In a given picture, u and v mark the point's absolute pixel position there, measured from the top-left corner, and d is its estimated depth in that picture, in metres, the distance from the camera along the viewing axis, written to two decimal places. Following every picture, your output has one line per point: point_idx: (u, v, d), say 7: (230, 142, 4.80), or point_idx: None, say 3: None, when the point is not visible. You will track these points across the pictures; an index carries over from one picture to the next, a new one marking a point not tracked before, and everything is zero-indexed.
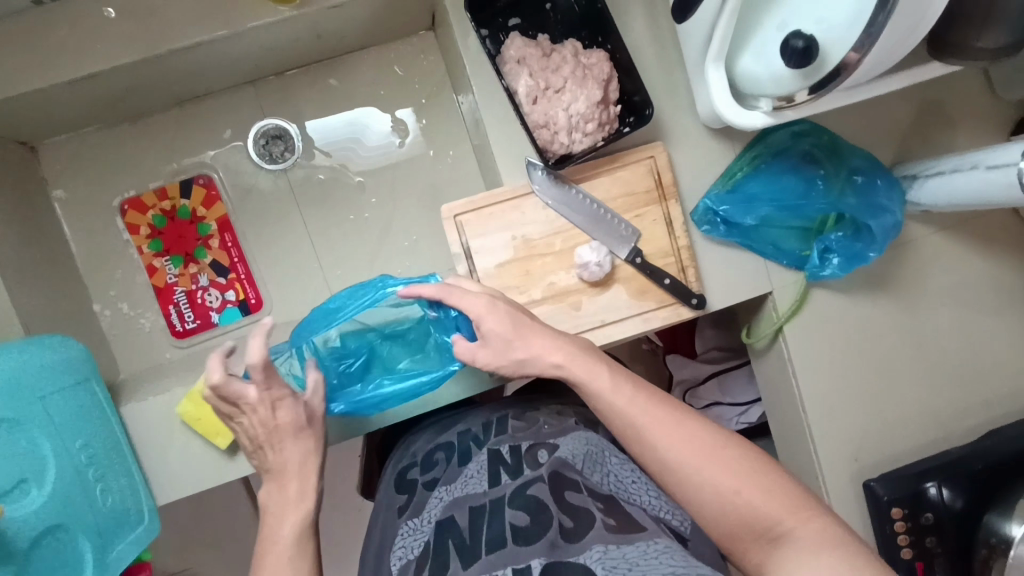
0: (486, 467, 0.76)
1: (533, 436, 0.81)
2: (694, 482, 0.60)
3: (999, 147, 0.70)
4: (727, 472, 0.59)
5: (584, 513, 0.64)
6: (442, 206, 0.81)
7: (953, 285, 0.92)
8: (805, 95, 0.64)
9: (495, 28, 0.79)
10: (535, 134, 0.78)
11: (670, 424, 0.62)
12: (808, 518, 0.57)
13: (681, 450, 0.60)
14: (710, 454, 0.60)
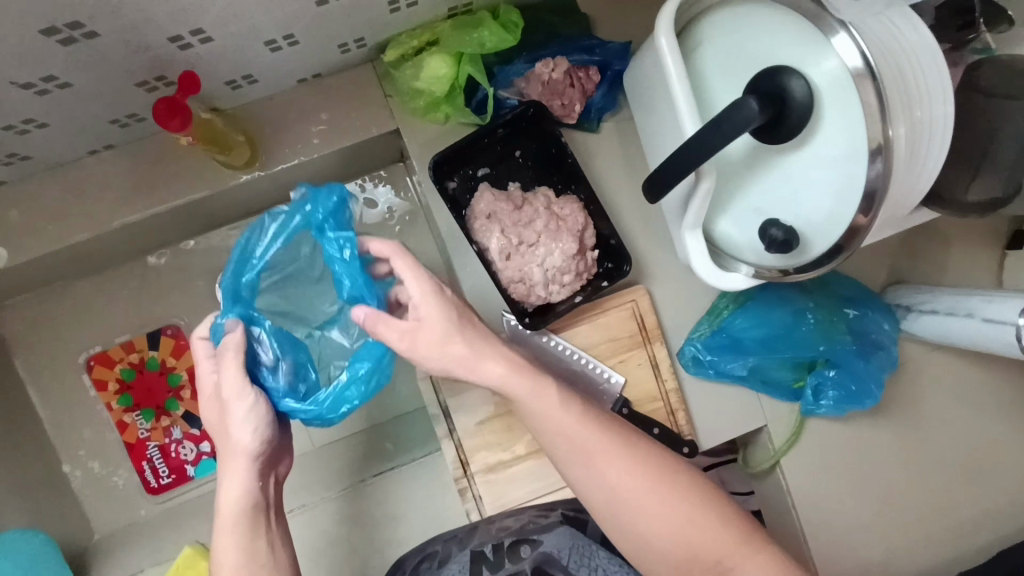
0: (466, 564, 0.70)
1: (521, 526, 0.72)
2: (645, 523, 0.55)
3: (995, 300, 0.68)
4: (676, 520, 0.55)
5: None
6: (418, 364, 0.78)
7: (959, 401, 0.88)
8: (789, 271, 0.60)
9: (464, 179, 0.77)
10: (511, 290, 0.75)
11: (603, 454, 0.57)
12: (756, 549, 0.56)
13: (619, 454, 0.57)
14: (651, 486, 0.56)
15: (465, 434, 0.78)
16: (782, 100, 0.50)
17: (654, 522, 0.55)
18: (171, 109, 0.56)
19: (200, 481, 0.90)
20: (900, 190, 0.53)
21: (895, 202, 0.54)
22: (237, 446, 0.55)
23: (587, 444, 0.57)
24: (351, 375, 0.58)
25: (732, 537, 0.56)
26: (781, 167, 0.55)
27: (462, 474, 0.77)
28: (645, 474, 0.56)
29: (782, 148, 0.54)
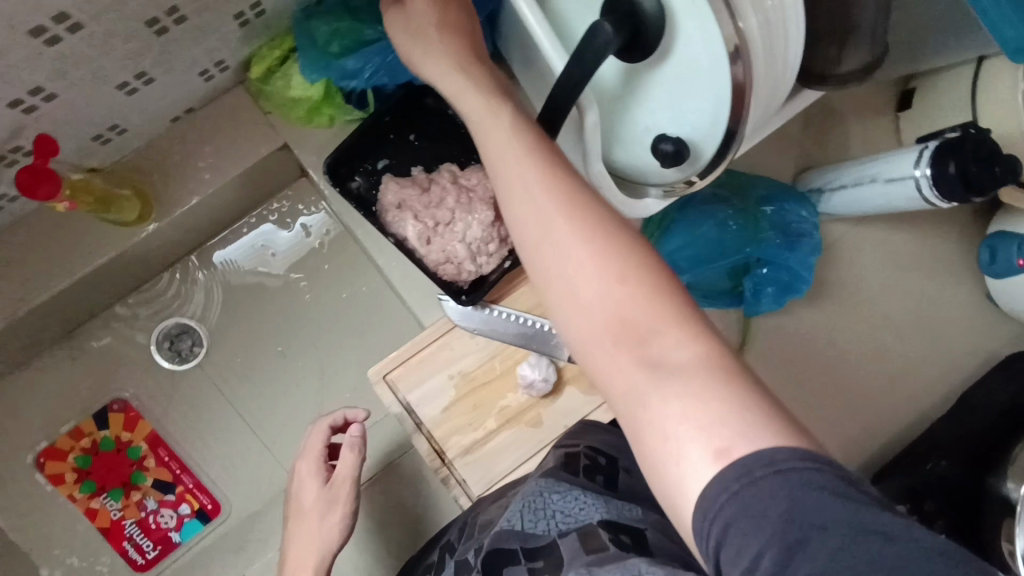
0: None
1: (488, 518, 0.67)
2: (567, 301, 0.40)
3: (891, 159, 0.70)
4: (587, 255, 0.39)
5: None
6: (369, 370, 0.77)
7: (887, 267, 0.93)
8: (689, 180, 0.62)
9: (365, 176, 0.75)
10: (440, 272, 0.75)
11: (540, 212, 0.40)
12: (699, 333, 0.37)
13: (549, 186, 0.41)
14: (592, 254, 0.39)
15: (433, 425, 0.77)
16: (636, 13, 0.51)
17: (577, 297, 0.39)
18: (36, 175, 0.55)
19: (188, 544, 0.88)
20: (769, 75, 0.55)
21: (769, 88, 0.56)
22: (324, 542, 0.67)
23: (519, 176, 0.42)
24: None
25: (672, 304, 0.38)
26: (656, 82, 0.57)
27: (440, 462, 0.78)
28: (586, 234, 0.39)
29: (652, 63, 0.56)
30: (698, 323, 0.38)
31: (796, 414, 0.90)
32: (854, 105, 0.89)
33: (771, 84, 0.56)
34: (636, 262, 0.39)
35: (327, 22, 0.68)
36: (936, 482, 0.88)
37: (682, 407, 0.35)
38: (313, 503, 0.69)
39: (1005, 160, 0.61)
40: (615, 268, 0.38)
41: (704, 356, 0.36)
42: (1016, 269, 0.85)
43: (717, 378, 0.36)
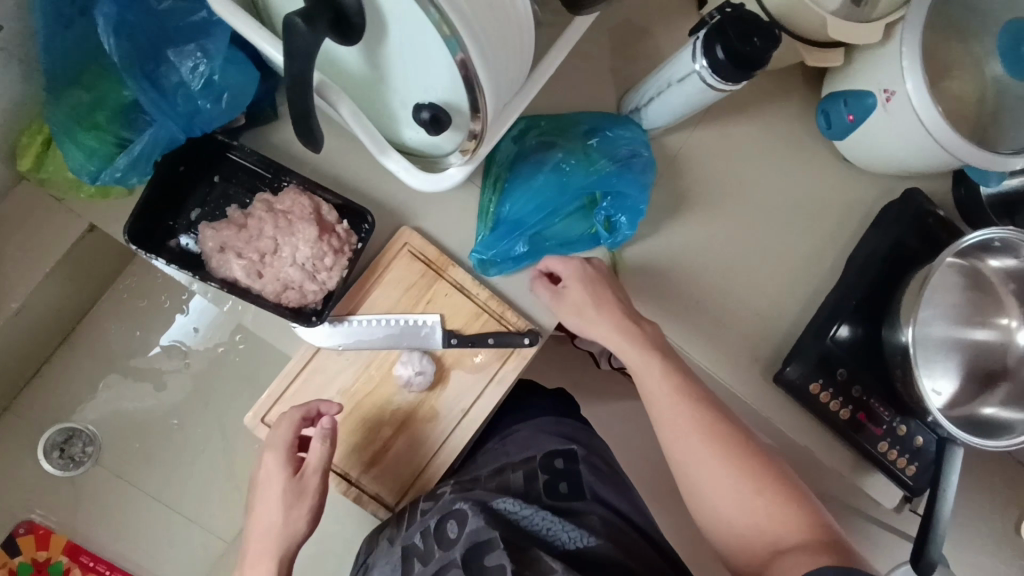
0: (398, 556, 0.72)
1: (439, 499, 0.75)
2: (659, 407, 0.72)
3: (675, 60, 0.69)
4: (719, 451, 0.69)
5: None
6: (244, 416, 0.75)
7: (741, 160, 0.93)
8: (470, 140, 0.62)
9: (180, 231, 0.73)
10: (285, 301, 0.74)
11: (691, 433, 0.70)
12: (814, 529, 0.64)
13: (694, 424, 0.70)
14: (674, 396, 0.72)
15: None
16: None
17: (660, 400, 0.72)
18: None
19: None
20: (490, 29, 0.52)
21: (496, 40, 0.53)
22: (288, 535, 0.68)
23: (671, 407, 0.71)
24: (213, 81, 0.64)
25: (807, 528, 0.65)
26: (387, 55, 0.56)
27: (347, 484, 0.77)
28: (725, 450, 0.69)
29: (372, 38, 0.54)
30: (819, 531, 0.64)
31: (691, 326, 0.91)
32: (657, 13, 0.88)
33: (500, 31, 0.54)
34: (724, 427, 0.70)
35: (74, 106, 0.64)
36: (840, 349, 0.89)
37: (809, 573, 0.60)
38: (281, 498, 0.68)
39: (772, 30, 0.60)
40: (660, 349, 0.75)
41: (821, 542, 0.63)
42: (849, 126, 0.85)
43: (826, 544, 0.62)
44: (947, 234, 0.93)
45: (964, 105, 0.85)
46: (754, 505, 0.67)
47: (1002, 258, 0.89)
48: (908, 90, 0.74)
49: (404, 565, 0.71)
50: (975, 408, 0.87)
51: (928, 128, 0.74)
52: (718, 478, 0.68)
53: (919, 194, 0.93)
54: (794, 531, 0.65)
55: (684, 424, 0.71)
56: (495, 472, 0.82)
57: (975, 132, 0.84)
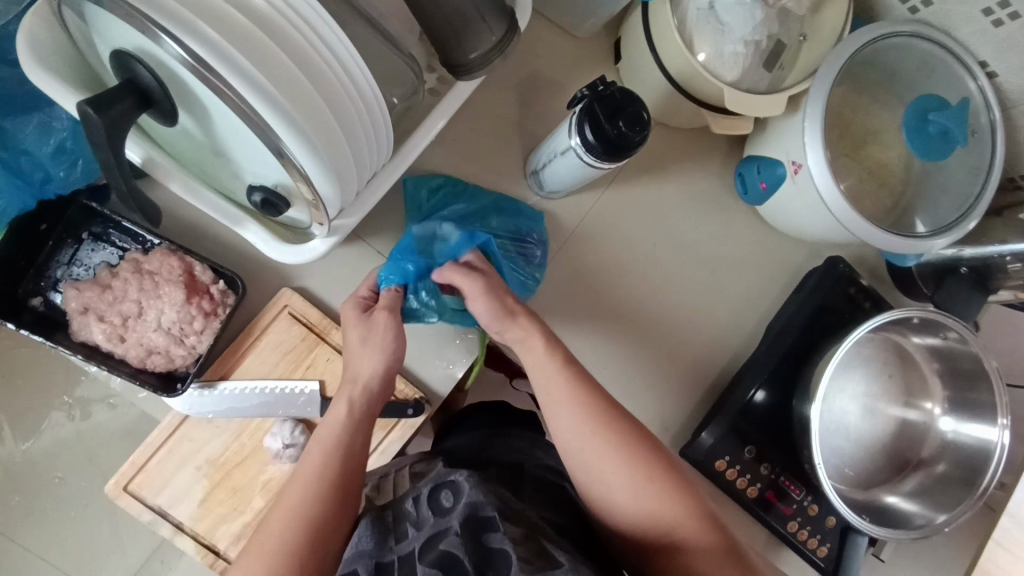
0: (385, 521, 0.62)
1: (436, 471, 0.66)
2: (557, 413, 0.66)
3: (559, 133, 0.66)
4: (599, 436, 0.64)
5: (502, 559, 0.54)
6: (106, 484, 0.72)
7: (660, 219, 0.88)
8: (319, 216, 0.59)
9: (44, 289, 0.71)
10: (150, 366, 0.71)
11: (571, 413, 0.65)
12: (703, 524, 0.62)
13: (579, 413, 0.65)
14: (573, 399, 0.65)
15: (192, 522, 0.73)
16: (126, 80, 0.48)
17: (559, 409, 0.66)
18: None
19: None
20: (318, 119, 0.50)
21: (327, 130, 0.50)
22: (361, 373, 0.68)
23: (552, 388, 0.67)
24: (63, 148, 0.63)
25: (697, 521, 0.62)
26: (212, 136, 0.53)
27: (214, 556, 0.73)
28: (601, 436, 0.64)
29: (192, 120, 0.52)
30: (708, 525, 0.62)
31: (612, 384, 0.86)
32: (567, 66, 0.85)
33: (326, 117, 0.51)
34: (622, 427, 0.65)
35: None
36: (750, 421, 0.85)
37: None
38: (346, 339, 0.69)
39: (641, 113, 0.57)
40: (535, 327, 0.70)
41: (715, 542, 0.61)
42: (763, 193, 0.81)
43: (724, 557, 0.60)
44: (869, 304, 0.89)
45: (888, 174, 0.80)
46: (651, 509, 0.62)
47: (925, 337, 0.83)
48: (810, 165, 0.70)
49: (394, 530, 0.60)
50: (880, 494, 0.83)
51: (829, 205, 0.70)
52: (616, 481, 0.63)
53: (843, 262, 0.89)
54: (687, 522, 0.61)
55: (584, 428, 0.64)
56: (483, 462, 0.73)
57: (896, 204, 0.79)
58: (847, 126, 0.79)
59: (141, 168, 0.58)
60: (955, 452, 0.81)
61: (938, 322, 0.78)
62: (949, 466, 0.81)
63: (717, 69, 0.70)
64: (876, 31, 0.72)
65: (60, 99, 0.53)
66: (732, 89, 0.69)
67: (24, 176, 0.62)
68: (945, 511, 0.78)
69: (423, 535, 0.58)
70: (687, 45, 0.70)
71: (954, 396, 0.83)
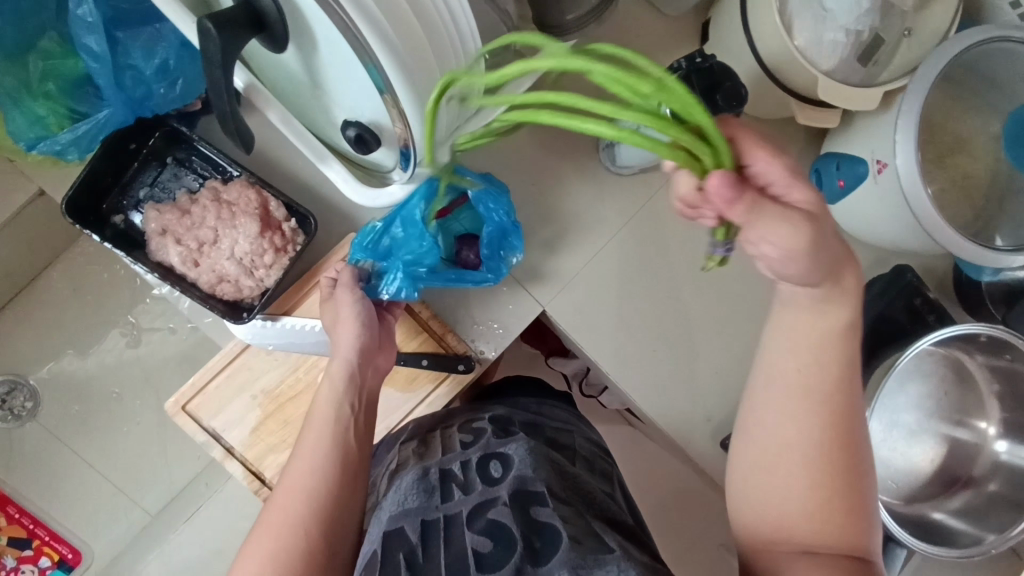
0: (435, 479, 0.66)
1: (484, 440, 0.70)
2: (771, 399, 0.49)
3: None
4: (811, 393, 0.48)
5: (553, 532, 0.58)
6: (166, 401, 0.75)
7: None
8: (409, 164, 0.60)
9: (127, 208, 0.74)
10: (219, 293, 0.73)
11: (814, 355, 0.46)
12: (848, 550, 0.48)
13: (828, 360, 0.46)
14: (806, 394, 0.47)
15: (242, 448, 0.75)
16: (244, 3, 0.49)
17: (794, 369, 0.47)
18: None
19: None
20: (421, 60, 0.50)
21: (428, 70, 0.51)
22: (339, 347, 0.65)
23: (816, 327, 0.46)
24: (162, 66, 0.63)
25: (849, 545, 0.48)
26: (313, 69, 0.54)
27: (259, 483, 0.75)
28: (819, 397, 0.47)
29: (298, 51, 0.53)
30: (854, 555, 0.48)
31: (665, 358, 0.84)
32: (652, 43, 0.84)
33: (427, 65, 0.51)
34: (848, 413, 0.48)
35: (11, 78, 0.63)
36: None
37: None
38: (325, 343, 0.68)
39: (739, 89, 0.57)
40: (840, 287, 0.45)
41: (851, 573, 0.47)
42: (839, 191, 0.79)
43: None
44: (933, 317, 0.86)
45: (974, 184, 0.77)
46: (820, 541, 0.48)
47: (991, 358, 0.79)
48: (898, 163, 0.68)
49: (441, 489, 0.64)
50: (925, 510, 0.81)
51: (911, 208, 0.69)
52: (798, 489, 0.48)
53: (911, 271, 0.87)
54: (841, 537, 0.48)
55: (801, 425, 0.48)
56: (532, 424, 0.77)
57: (979, 216, 0.77)
58: (937, 129, 0.77)
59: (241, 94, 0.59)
60: (1008, 474, 0.79)
61: (1006, 342, 0.75)
62: (1002, 486, 0.79)
63: (813, 57, 0.69)
64: (981, 36, 0.70)
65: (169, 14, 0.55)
66: (827, 79, 0.68)
67: (123, 91, 0.64)
68: (994, 531, 0.75)
69: (470, 501, 0.63)
70: (786, 28, 0.68)
71: (1014, 418, 0.81)
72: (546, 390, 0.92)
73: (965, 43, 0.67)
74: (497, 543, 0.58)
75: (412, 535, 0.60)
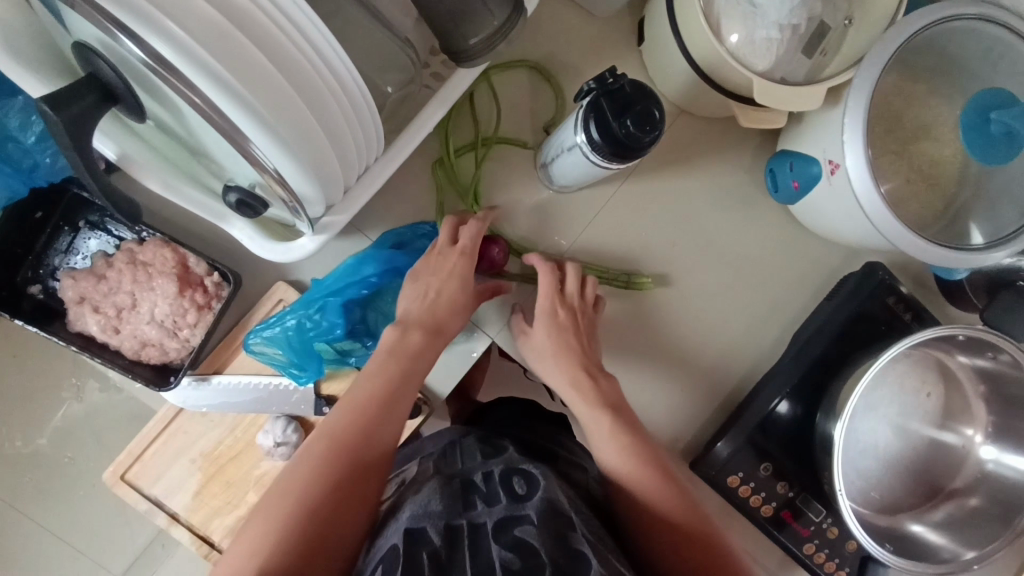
0: (455, 488, 0.62)
1: (507, 456, 0.67)
2: (631, 480, 0.64)
3: (569, 127, 0.61)
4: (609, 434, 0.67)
5: (582, 559, 0.52)
6: (104, 473, 0.72)
7: (683, 215, 0.81)
8: (315, 211, 0.56)
9: (43, 277, 0.70)
10: (145, 358, 0.70)
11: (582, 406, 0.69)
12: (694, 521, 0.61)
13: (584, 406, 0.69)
14: (654, 474, 0.64)
15: (185, 515, 0.72)
16: (92, 76, 0.45)
17: (586, 408, 0.69)
18: None
19: None
20: (293, 117, 0.46)
21: (303, 126, 0.46)
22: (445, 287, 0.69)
23: (600, 384, 0.70)
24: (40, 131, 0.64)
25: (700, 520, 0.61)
26: (185, 131, 0.50)
27: (208, 548, 0.72)
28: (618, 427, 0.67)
29: (163, 114, 0.48)
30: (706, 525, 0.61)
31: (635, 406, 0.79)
32: (586, 48, 0.78)
33: (302, 122, 0.47)
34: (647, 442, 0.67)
35: None
36: (770, 433, 0.80)
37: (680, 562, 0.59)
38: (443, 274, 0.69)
39: (653, 111, 0.52)
40: (611, 407, 0.69)
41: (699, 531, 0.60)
42: (795, 193, 0.74)
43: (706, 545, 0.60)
44: (910, 315, 0.81)
45: (941, 174, 0.71)
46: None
47: (973, 358, 0.74)
48: (848, 163, 0.63)
49: (463, 498, 0.60)
50: (904, 521, 0.77)
51: (866, 211, 0.63)
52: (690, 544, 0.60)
53: (882, 268, 0.81)
54: (677, 511, 0.61)
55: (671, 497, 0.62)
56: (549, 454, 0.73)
57: (948, 207, 0.71)
58: (895, 119, 0.71)
59: (115, 163, 0.55)
60: (992, 483, 0.74)
61: (985, 342, 0.70)
62: (984, 500, 0.74)
63: (747, 58, 0.64)
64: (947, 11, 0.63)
65: (23, 83, 0.50)
66: (764, 80, 0.62)
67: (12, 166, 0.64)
68: (978, 548, 0.72)
69: (495, 514, 0.58)
70: (715, 30, 0.63)
71: (1000, 423, 0.75)
72: (524, 409, 0.87)
73: (916, 26, 0.61)
74: (525, 558, 0.52)
75: (433, 536, 0.55)
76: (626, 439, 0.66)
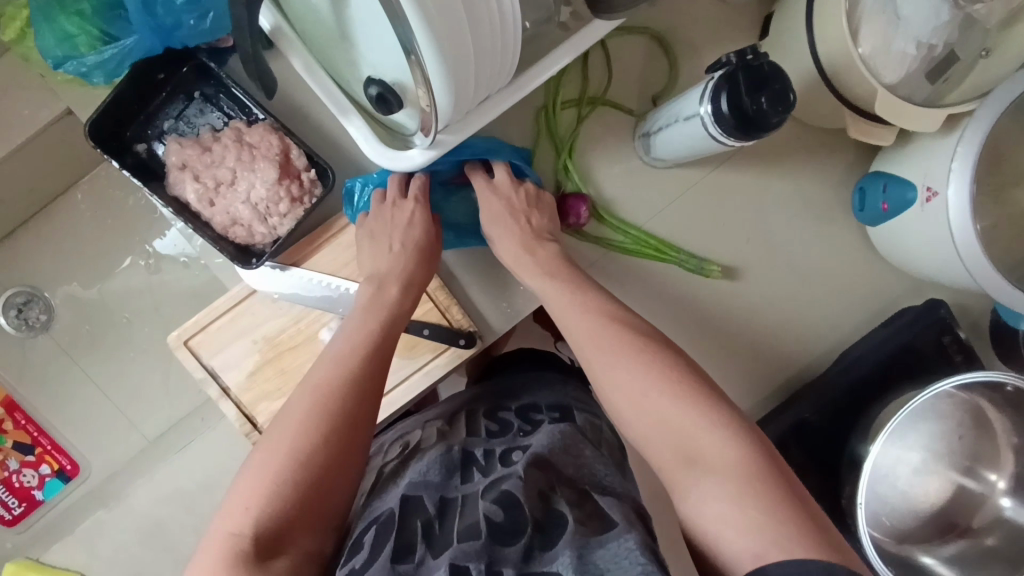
0: (455, 460, 0.63)
1: (510, 436, 0.68)
2: (614, 376, 0.58)
3: (691, 97, 0.62)
4: (582, 315, 0.63)
5: (561, 519, 0.53)
6: (170, 334, 0.75)
7: (763, 214, 0.83)
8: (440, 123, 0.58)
9: (150, 137, 0.73)
10: (231, 236, 0.73)
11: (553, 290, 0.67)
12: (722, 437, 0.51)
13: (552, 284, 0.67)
14: (640, 366, 0.58)
15: (237, 391, 0.76)
16: None
17: (556, 293, 0.66)
18: None
19: (52, 502, 0.90)
20: (451, 18, 0.47)
21: (458, 27, 0.48)
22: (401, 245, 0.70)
23: (554, 272, 0.68)
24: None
25: (710, 420, 0.53)
26: (341, 19, 0.52)
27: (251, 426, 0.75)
28: (582, 316, 0.63)
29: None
30: (732, 432, 0.51)
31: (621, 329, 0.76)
32: (708, 31, 0.79)
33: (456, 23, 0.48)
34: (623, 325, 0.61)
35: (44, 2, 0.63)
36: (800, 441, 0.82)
37: (727, 521, 0.46)
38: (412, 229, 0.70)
39: (787, 93, 0.53)
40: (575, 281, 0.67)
41: (739, 456, 0.50)
42: (882, 214, 0.74)
43: (742, 479, 0.48)
44: (961, 357, 0.82)
45: None
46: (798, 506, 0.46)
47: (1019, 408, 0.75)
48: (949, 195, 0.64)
49: (462, 471, 0.62)
50: (916, 552, 0.78)
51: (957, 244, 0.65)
52: (705, 444, 0.51)
53: (945, 306, 0.82)
54: (697, 422, 0.53)
55: (655, 392, 0.55)
56: (559, 407, 0.74)
57: None
58: (999, 161, 0.71)
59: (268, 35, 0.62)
60: (1008, 528, 0.76)
61: None
62: (1000, 541, 0.76)
63: (876, 68, 0.65)
64: None
65: None
66: (889, 93, 0.63)
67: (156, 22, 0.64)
68: None
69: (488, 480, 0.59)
70: (852, 33, 0.64)
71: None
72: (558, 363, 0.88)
73: None
74: (508, 510, 0.53)
75: (428, 507, 0.56)
76: (592, 317, 0.63)
